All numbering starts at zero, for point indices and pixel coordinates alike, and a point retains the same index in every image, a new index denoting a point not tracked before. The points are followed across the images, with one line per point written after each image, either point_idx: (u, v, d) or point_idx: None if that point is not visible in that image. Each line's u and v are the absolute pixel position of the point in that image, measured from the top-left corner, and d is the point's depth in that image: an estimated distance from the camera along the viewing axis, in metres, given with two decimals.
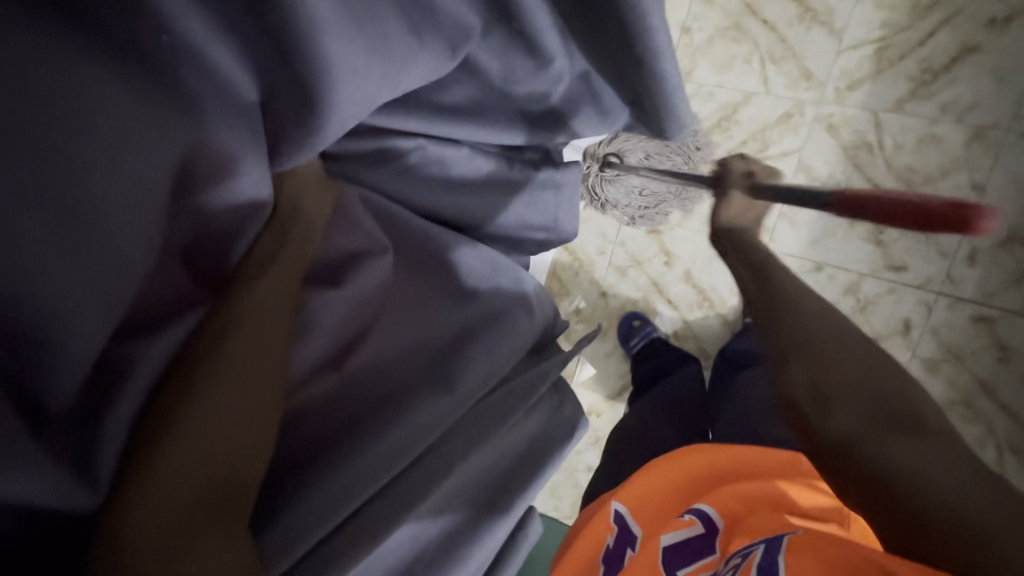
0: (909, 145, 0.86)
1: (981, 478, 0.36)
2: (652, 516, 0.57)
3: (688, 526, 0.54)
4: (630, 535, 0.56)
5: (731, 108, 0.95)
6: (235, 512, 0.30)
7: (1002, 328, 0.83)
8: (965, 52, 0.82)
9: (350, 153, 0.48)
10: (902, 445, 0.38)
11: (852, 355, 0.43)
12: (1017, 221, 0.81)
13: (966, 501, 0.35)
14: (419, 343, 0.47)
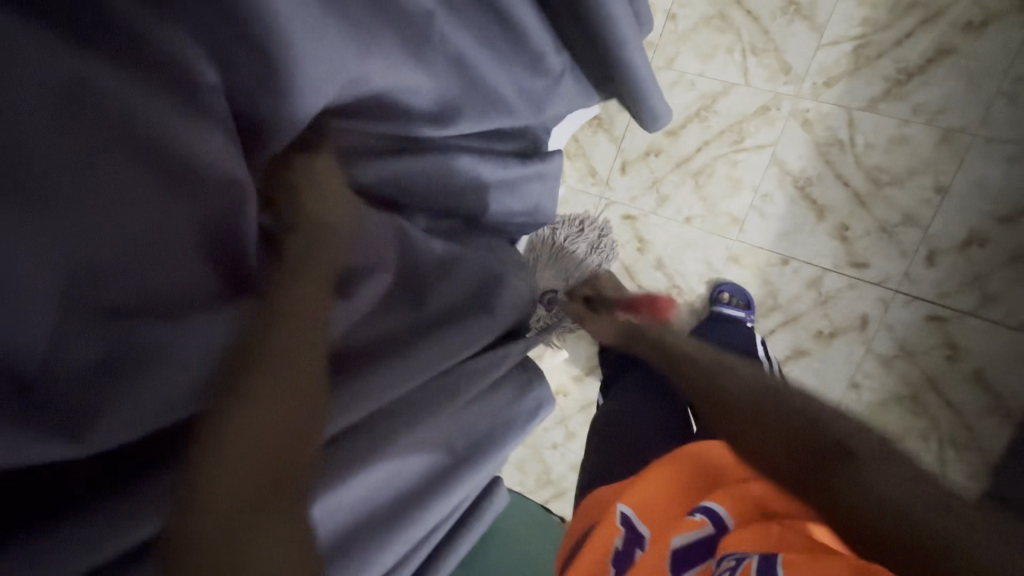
0: (879, 144, 0.87)
1: (930, 499, 0.36)
2: (662, 515, 0.50)
3: (696, 527, 0.46)
4: (638, 535, 0.49)
5: (710, 99, 0.96)
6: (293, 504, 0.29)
7: (953, 328, 0.86)
8: (941, 54, 0.82)
9: (368, 176, 0.44)
10: (840, 474, 0.40)
11: (778, 421, 0.46)
12: (976, 223, 0.83)
13: (924, 520, 0.35)
14: (412, 319, 0.46)
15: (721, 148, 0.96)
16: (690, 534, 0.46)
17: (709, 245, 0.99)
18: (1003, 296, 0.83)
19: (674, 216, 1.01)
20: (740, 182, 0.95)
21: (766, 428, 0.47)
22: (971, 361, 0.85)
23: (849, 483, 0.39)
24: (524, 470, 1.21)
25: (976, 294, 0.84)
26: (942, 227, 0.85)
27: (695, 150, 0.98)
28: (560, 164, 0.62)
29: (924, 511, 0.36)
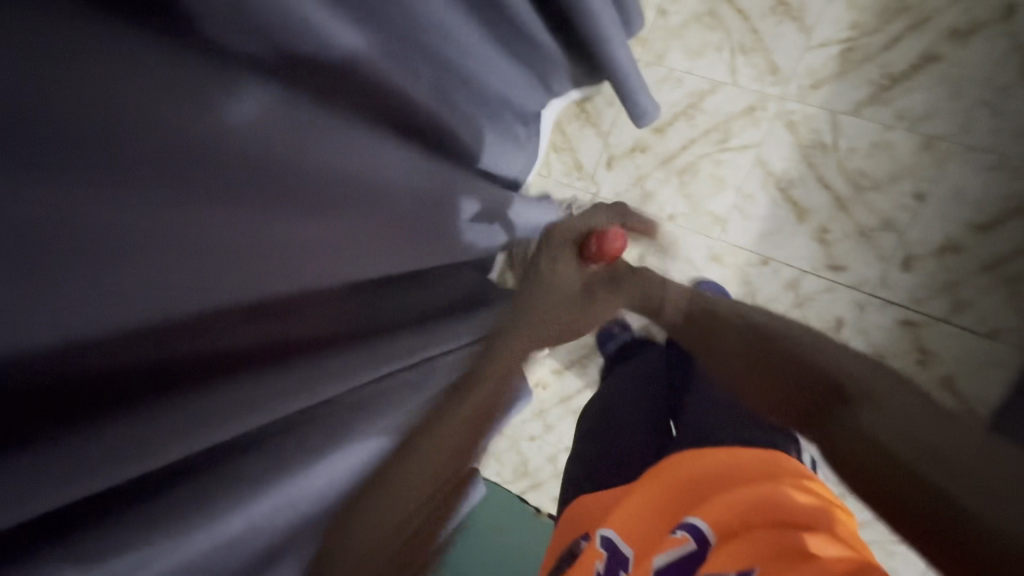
0: (862, 148, 0.87)
1: (942, 428, 0.37)
2: (643, 532, 0.53)
3: (678, 546, 0.49)
4: (621, 558, 0.52)
5: (698, 97, 0.95)
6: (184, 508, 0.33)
7: (925, 333, 0.87)
8: (927, 60, 0.82)
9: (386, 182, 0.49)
10: (839, 424, 0.41)
11: (778, 363, 0.49)
12: (953, 231, 0.84)
13: (923, 453, 0.36)
14: (345, 320, 0.52)
15: (706, 147, 0.96)
16: (674, 555, 0.48)
17: (691, 243, 0.99)
18: (975, 303, 0.84)
19: (658, 213, 1.01)
20: (724, 181, 0.96)
21: (773, 364, 0.50)
22: (940, 366, 0.86)
23: (847, 430, 0.41)
24: (501, 461, 1.22)
25: (948, 301, 0.85)
26: (920, 233, 0.86)
27: (681, 147, 0.98)
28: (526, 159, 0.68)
29: (923, 450, 0.36)
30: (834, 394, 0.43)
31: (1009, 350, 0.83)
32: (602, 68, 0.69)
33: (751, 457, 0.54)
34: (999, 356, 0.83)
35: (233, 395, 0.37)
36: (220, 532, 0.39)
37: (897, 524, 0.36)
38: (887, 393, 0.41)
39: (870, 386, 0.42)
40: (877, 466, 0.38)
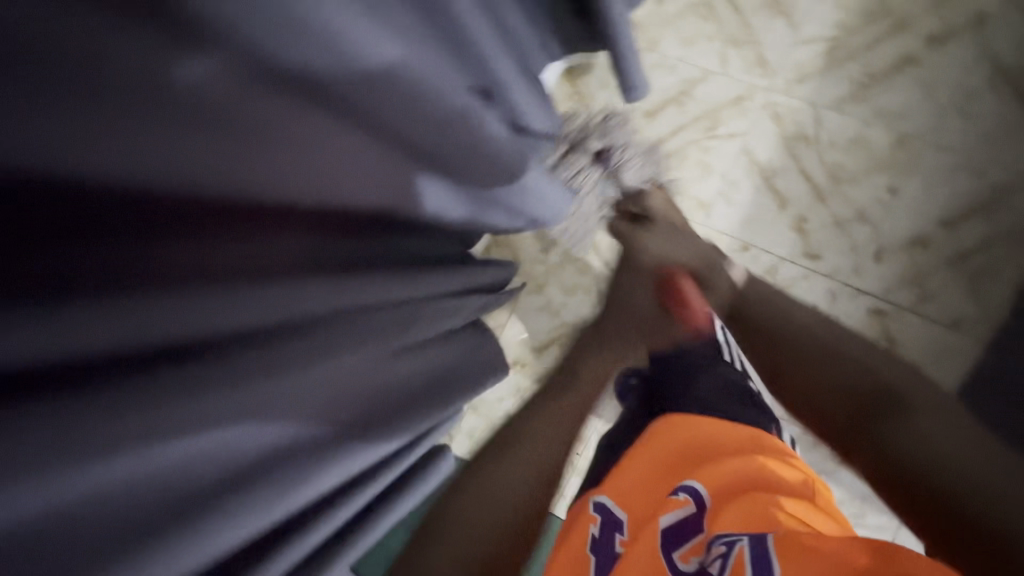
0: (841, 142, 0.91)
1: (986, 449, 0.44)
2: (640, 500, 0.56)
3: (680, 508, 0.51)
4: (616, 520, 0.55)
5: (689, 84, 0.98)
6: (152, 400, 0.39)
7: (893, 323, 0.90)
8: (903, 63, 0.87)
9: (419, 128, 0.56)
10: (892, 427, 0.50)
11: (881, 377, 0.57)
12: (922, 225, 0.88)
13: (966, 469, 0.43)
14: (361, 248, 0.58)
15: (694, 134, 0.98)
16: (676, 514, 0.51)
17: None
18: (939, 295, 0.88)
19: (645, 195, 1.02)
20: (710, 168, 0.98)
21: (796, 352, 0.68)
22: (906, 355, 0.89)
23: (908, 438, 0.48)
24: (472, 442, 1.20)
25: (915, 292, 0.89)
26: (891, 226, 0.90)
27: (669, 132, 0.99)
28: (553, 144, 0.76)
29: (954, 468, 0.44)
30: (889, 401, 0.53)
31: (969, 341, 0.87)
32: (604, 33, 0.71)
33: (735, 431, 0.58)
34: (959, 346, 0.88)
35: (170, 294, 0.39)
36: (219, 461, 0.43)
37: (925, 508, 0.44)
38: (926, 407, 0.50)
39: (924, 399, 0.52)
40: (909, 478, 0.46)
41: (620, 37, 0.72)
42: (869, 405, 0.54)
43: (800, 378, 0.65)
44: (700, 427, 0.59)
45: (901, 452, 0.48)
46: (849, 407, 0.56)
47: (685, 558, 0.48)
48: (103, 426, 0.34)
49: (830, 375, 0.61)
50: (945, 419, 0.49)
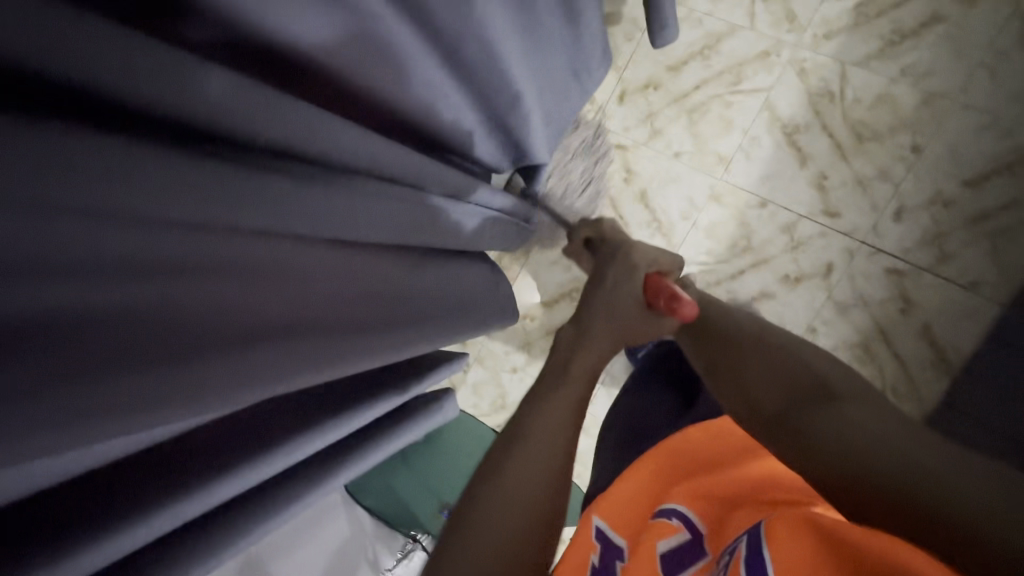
0: (867, 100, 0.91)
1: (916, 438, 0.36)
2: (632, 518, 0.54)
3: (678, 531, 0.48)
4: (615, 547, 0.52)
5: (715, 39, 0.97)
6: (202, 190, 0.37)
7: (909, 283, 0.90)
8: (933, 20, 0.87)
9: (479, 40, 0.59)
10: (820, 415, 0.41)
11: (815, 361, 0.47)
12: (944, 186, 0.88)
13: (898, 456, 0.35)
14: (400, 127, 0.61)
15: (718, 89, 0.98)
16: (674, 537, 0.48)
17: (693, 181, 1.01)
18: (958, 255, 0.87)
19: (665, 150, 1.02)
20: (732, 124, 0.98)
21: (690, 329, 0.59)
22: (921, 315, 0.89)
23: (838, 425, 0.39)
24: (480, 393, 1.20)
25: (934, 253, 0.89)
26: (914, 184, 0.89)
27: (694, 87, 0.99)
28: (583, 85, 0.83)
29: (899, 455, 0.35)
30: (821, 391, 0.44)
31: (986, 303, 0.86)
32: None
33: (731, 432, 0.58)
34: (975, 308, 0.87)
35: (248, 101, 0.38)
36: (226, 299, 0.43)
37: (867, 507, 0.36)
38: (855, 396, 0.42)
39: (855, 390, 0.43)
40: (843, 476, 0.37)
41: None
42: (800, 392, 0.45)
43: (707, 354, 0.57)
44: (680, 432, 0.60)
45: (831, 445, 0.38)
46: (775, 398, 0.47)
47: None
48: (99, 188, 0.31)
49: (738, 351, 0.53)
50: (875, 407, 0.40)
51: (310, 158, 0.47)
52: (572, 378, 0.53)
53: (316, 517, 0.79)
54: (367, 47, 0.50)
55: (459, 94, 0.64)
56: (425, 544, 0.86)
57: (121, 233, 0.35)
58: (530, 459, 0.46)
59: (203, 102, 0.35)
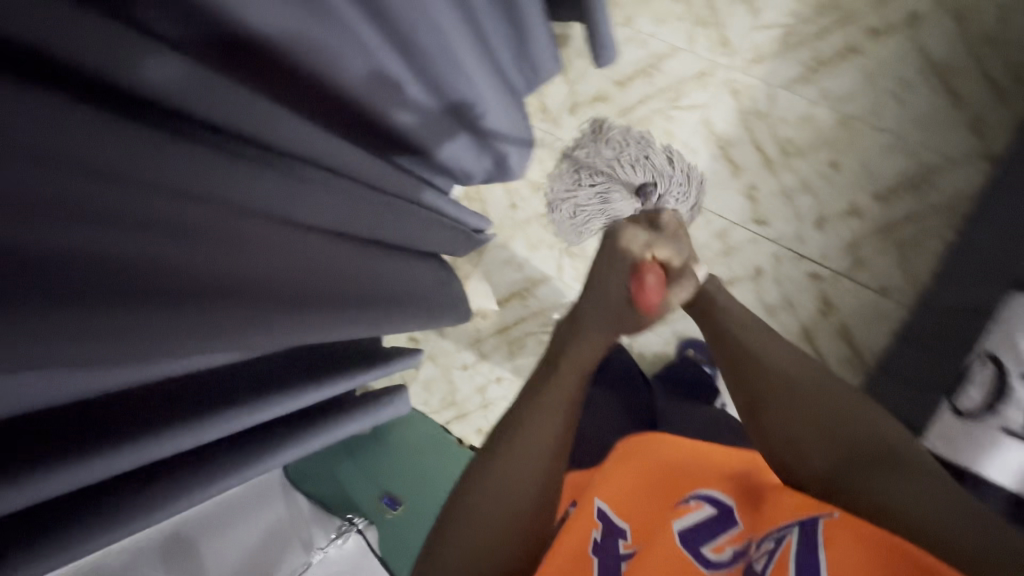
0: (791, 119, 1.00)
1: (963, 511, 0.38)
2: (636, 503, 0.58)
3: (697, 511, 0.53)
4: (617, 529, 0.55)
5: (657, 58, 1.05)
6: (152, 155, 0.42)
7: (829, 287, 0.98)
8: (847, 51, 0.97)
9: (426, 78, 0.70)
10: (887, 486, 0.42)
11: (845, 407, 0.49)
12: (858, 200, 0.97)
13: (937, 518, 0.38)
14: (355, 128, 0.69)
15: (660, 103, 1.05)
16: (694, 517, 0.52)
17: None
18: (870, 262, 0.96)
19: None
20: (673, 136, 1.05)
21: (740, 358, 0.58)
22: (839, 316, 0.98)
23: (891, 493, 0.41)
24: (430, 390, 1.22)
25: (849, 259, 0.97)
26: (832, 197, 0.98)
27: (638, 101, 1.07)
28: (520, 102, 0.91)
29: (949, 537, 0.37)
30: (878, 453, 0.45)
31: (896, 306, 0.95)
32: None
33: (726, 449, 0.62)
34: (886, 310, 0.95)
35: (192, 84, 0.44)
36: None
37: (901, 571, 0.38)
38: (921, 467, 0.42)
39: (917, 461, 0.43)
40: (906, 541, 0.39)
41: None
42: (857, 453, 0.45)
43: (750, 387, 0.54)
44: (679, 439, 0.63)
45: (883, 508, 0.41)
46: (831, 454, 0.46)
47: (718, 550, 0.49)
48: (58, 137, 0.35)
49: (787, 391, 0.52)
50: (929, 476, 0.42)
51: (257, 123, 0.50)
52: (567, 385, 0.55)
53: (252, 501, 0.79)
54: (335, 70, 0.60)
55: (415, 104, 0.72)
56: (364, 527, 0.87)
57: (81, 180, 0.37)
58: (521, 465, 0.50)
59: (156, 75, 0.41)
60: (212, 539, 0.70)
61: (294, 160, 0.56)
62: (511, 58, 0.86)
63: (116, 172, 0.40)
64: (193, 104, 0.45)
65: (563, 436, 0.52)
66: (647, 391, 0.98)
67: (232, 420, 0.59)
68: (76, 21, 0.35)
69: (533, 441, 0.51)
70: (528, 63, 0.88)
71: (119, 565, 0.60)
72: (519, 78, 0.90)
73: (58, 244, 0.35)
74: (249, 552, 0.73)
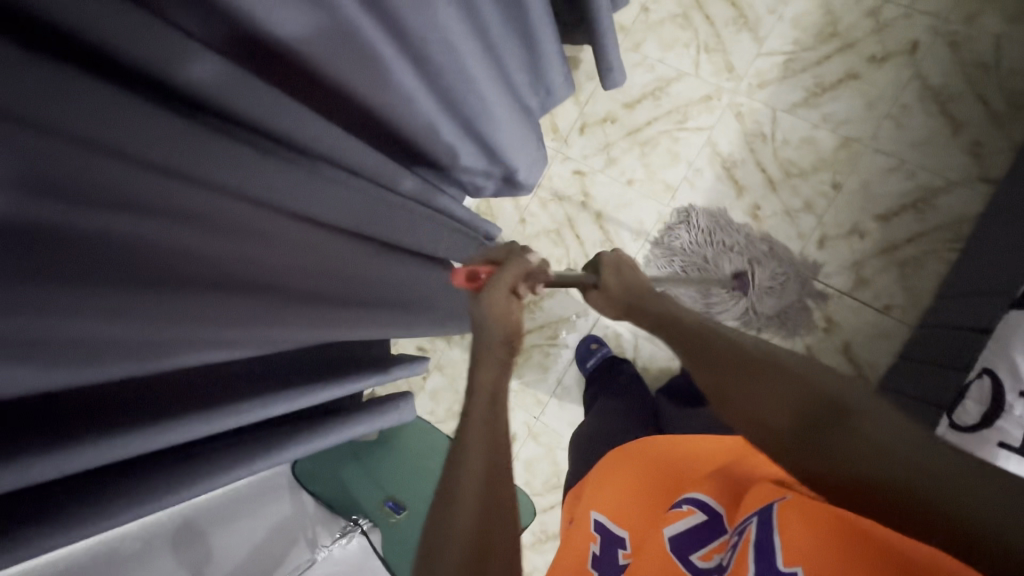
0: (794, 142, 1.03)
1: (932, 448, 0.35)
2: (635, 514, 0.56)
3: (689, 515, 0.50)
4: (617, 538, 0.55)
5: (664, 82, 1.09)
6: (184, 139, 0.47)
7: (831, 304, 1.00)
8: (848, 77, 1.00)
9: (444, 90, 0.73)
10: (846, 441, 0.38)
11: (780, 369, 0.44)
12: (860, 220, 0.99)
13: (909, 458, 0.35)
14: (379, 133, 0.74)
15: (666, 125, 1.09)
16: (684, 523, 0.49)
17: (644, 206, 1.10)
18: (872, 281, 0.98)
19: (620, 177, 1.12)
20: (678, 156, 1.08)
21: (678, 329, 0.55)
22: (841, 335, 0.99)
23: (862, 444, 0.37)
24: (436, 399, 1.25)
25: (852, 277, 0.99)
26: (834, 217, 1.01)
27: (646, 122, 1.10)
28: (533, 122, 0.96)
29: (929, 472, 0.34)
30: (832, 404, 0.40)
31: (897, 324, 0.96)
32: (589, 20, 0.82)
33: (723, 445, 0.58)
34: (889, 329, 0.97)
35: (227, 87, 0.48)
36: (174, 239, 0.49)
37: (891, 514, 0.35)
38: (869, 408, 0.39)
39: (861, 398, 0.40)
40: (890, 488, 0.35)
41: (604, 25, 0.83)
42: (806, 412, 0.41)
43: (702, 371, 0.50)
44: (683, 448, 0.61)
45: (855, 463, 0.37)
46: (784, 419, 0.42)
47: (707, 556, 0.46)
48: (95, 122, 0.40)
49: (737, 366, 0.47)
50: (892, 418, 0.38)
51: (285, 123, 0.54)
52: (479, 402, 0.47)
53: (261, 495, 0.83)
54: (366, 80, 0.64)
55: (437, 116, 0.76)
56: (367, 529, 0.88)
57: (106, 167, 0.42)
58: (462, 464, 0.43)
59: (191, 79, 0.45)
60: (219, 531, 0.72)
61: (320, 152, 0.60)
62: (528, 79, 0.90)
63: (140, 168, 0.44)
64: (222, 103, 0.49)
65: (495, 434, 0.45)
66: (654, 401, 0.99)
67: (246, 410, 0.62)
68: (120, 32, 0.39)
69: (467, 474, 0.43)
70: (543, 83, 0.92)
71: (129, 550, 0.62)
72: (533, 98, 0.94)
73: (56, 224, 0.40)
74: (258, 544, 0.75)
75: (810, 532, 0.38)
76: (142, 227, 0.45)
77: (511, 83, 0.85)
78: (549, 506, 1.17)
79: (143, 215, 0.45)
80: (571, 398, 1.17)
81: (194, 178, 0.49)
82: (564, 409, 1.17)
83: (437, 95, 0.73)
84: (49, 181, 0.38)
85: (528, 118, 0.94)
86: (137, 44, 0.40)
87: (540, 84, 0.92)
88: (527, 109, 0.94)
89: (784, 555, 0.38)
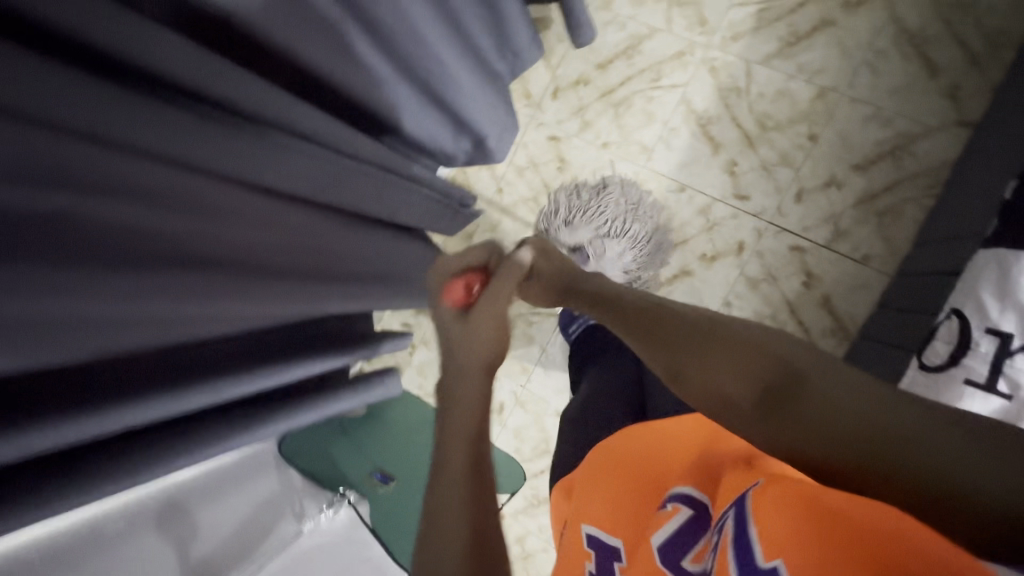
0: (769, 94, 1.01)
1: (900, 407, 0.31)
2: (625, 517, 0.49)
3: (676, 516, 0.44)
4: (609, 549, 0.48)
5: (636, 40, 1.07)
6: (189, 134, 0.46)
7: (810, 258, 0.99)
8: (823, 25, 0.98)
9: (401, 51, 0.71)
10: (807, 411, 0.34)
11: (725, 340, 0.40)
12: (838, 171, 0.98)
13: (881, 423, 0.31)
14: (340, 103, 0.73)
15: (640, 85, 1.07)
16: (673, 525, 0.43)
17: (618, 168, 1.08)
18: (851, 232, 0.98)
19: (595, 140, 1.10)
20: (654, 116, 1.06)
21: (626, 307, 0.51)
22: (822, 287, 0.99)
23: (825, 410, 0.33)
24: (423, 374, 1.25)
25: (830, 229, 0.98)
26: (810, 169, 0.99)
27: (619, 82, 1.08)
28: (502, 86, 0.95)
29: (909, 436, 0.30)
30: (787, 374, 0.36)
31: (876, 274, 0.96)
32: None
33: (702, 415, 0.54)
34: (869, 279, 0.96)
35: (214, 74, 0.47)
36: (150, 221, 0.48)
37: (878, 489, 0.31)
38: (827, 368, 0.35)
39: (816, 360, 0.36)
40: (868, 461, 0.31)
41: None
42: (765, 387, 0.36)
43: (658, 354, 0.45)
44: (668, 424, 0.55)
45: (825, 434, 0.32)
46: (746, 395, 0.37)
47: (699, 559, 0.40)
48: (106, 120, 0.40)
49: (691, 342, 0.42)
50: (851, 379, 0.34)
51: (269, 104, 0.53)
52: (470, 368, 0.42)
53: (247, 477, 0.83)
54: (321, 48, 0.62)
55: (399, 83, 0.74)
56: (355, 501, 0.89)
57: (101, 158, 0.41)
58: (448, 442, 0.38)
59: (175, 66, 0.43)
60: (205, 507, 0.73)
61: None
62: (493, 42, 0.88)
63: (129, 155, 0.44)
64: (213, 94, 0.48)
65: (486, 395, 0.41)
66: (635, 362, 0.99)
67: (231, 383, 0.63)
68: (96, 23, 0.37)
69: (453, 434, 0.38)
70: (510, 46, 0.90)
71: (114, 529, 0.62)
72: (502, 62, 0.93)
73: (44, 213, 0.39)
74: (245, 518, 0.77)
75: (784, 521, 0.33)
76: (118, 209, 0.45)
77: (476, 46, 0.83)
78: (540, 472, 1.19)
79: (124, 199, 0.45)
80: (556, 365, 1.18)
81: (185, 165, 0.49)
82: (550, 376, 1.18)
83: (394, 61, 0.72)
84: (56, 177, 0.39)
85: (495, 82, 0.93)
86: (113, 32, 0.39)
87: (508, 47, 0.90)
88: (496, 74, 0.93)
89: (763, 548, 0.32)
